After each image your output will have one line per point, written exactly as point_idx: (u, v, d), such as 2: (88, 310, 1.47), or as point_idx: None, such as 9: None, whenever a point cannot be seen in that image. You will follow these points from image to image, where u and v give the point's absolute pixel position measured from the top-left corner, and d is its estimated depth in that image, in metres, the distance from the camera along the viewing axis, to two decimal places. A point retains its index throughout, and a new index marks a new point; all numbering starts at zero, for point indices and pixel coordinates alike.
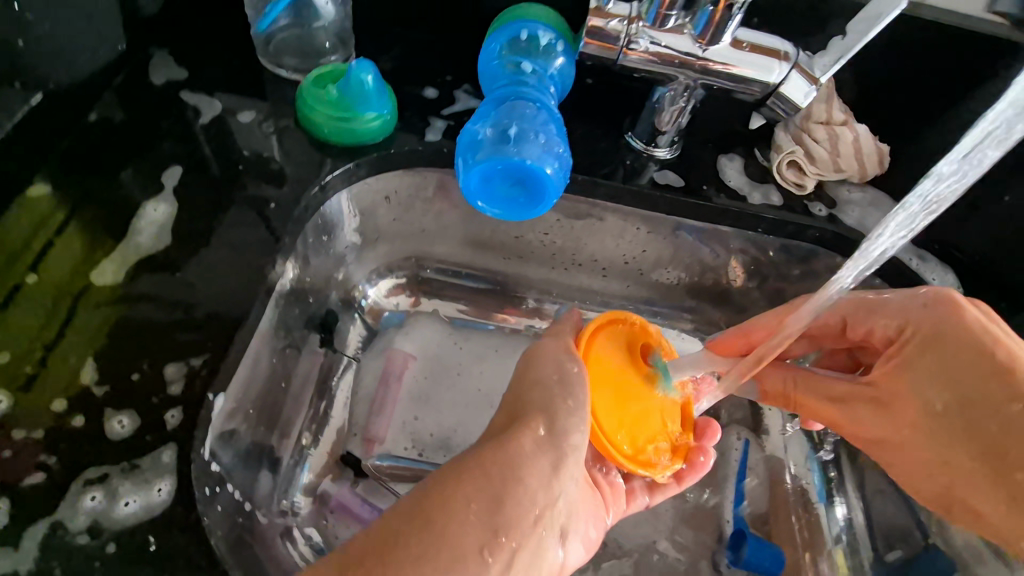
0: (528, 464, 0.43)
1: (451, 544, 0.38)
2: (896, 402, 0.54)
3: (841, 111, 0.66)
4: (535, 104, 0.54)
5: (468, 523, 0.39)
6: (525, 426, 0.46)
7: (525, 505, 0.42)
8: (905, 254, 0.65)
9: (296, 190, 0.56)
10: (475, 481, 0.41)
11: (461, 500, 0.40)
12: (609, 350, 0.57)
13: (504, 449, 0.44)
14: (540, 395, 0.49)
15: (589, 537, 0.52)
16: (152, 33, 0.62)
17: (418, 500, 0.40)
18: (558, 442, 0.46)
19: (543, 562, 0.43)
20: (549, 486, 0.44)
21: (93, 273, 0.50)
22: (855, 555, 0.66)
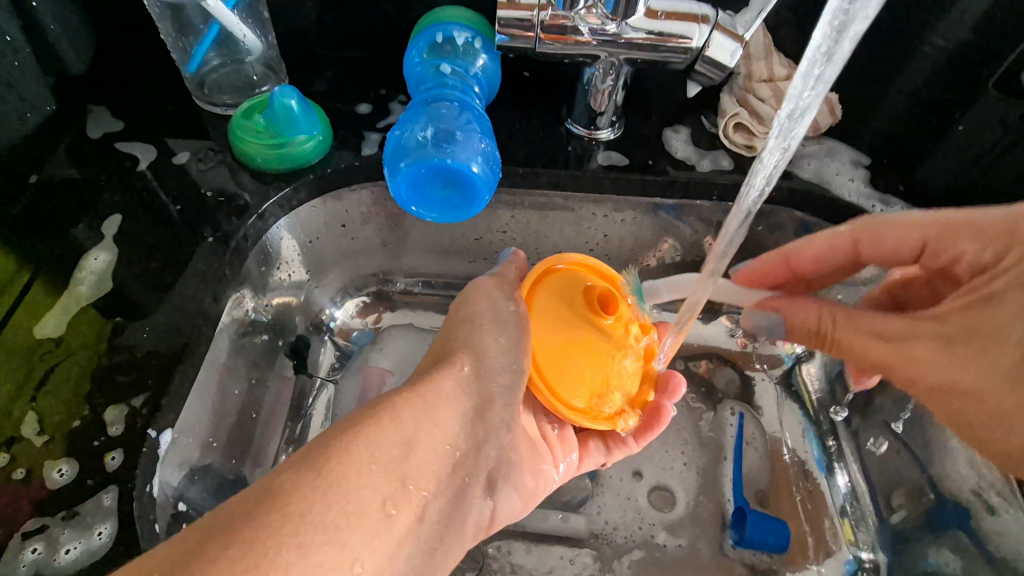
0: (442, 407, 0.46)
1: (358, 491, 0.37)
2: (981, 338, 0.46)
3: (782, 65, 0.64)
4: (456, 104, 0.54)
5: (373, 469, 0.39)
6: (447, 368, 0.50)
7: (434, 451, 0.44)
8: (868, 201, 0.63)
9: (234, 222, 0.57)
10: (387, 427, 0.42)
11: (368, 444, 0.40)
12: (554, 298, 0.56)
13: (417, 394, 0.46)
14: (468, 337, 0.53)
15: (527, 489, 0.54)
16: (87, 91, 0.64)
17: (314, 453, 0.38)
18: (480, 382, 0.50)
19: (456, 507, 0.46)
20: (466, 429, 0.48)
21: (36, 327, 0.52)
22: (861, 523, 0.63)
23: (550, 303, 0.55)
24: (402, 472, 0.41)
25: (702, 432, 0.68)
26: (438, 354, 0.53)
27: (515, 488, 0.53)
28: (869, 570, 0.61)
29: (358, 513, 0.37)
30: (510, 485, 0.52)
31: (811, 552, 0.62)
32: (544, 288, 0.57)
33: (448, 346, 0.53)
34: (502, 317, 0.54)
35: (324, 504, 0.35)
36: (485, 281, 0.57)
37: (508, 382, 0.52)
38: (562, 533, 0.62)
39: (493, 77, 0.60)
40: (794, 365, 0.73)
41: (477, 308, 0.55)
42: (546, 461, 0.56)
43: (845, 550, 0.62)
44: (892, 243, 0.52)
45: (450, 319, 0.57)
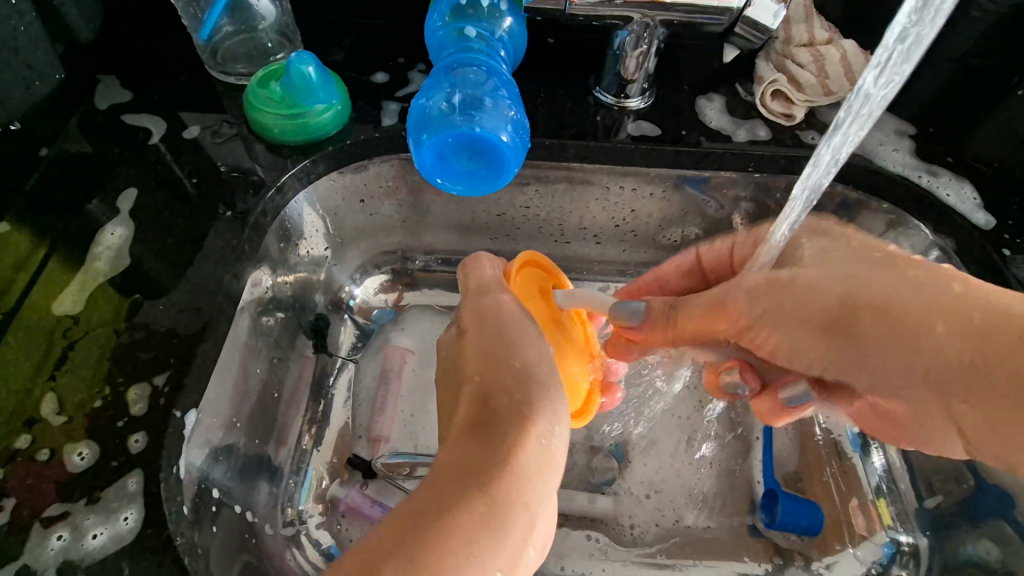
0: (536, 483, 0.39)
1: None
2: (804, 309, 0.43)
3: (824, 30, 0.61)
4: (482, 69, 0.52)
5: (470, 574, 0.33)
6: (529, 430, 0.40)
7: (523, 531, 0.37)
8: (913, 172, 0.61)
9: (253, 197, 0.56)
10: (481, 512, 0.35)
11: (465, 541, 0.34)
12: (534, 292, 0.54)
13: (512, 466, 0.38)
14: (540, 386, 0.43)
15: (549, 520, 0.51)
16: (98, 60, 0.62)
17: (403, 543, 0.33)
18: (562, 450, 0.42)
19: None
20: (549, 503, 0.40)
21: (54, 304, 0.51)
22: (898, 503, 0.62)
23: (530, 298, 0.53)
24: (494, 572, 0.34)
25: (733, 416, 0.65)
26: (509, 393, 0.42)
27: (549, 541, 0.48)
28: (909, 554, 0.59)
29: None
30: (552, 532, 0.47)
31: (846, 535, 0.61)
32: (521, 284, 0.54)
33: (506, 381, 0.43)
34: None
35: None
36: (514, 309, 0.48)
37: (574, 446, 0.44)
38: (590, 514, 0.60)
39: (518, 40, 0.57)
40: None
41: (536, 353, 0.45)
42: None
43: (881, 533, 0.60)
44: (720, 240, 0.53)
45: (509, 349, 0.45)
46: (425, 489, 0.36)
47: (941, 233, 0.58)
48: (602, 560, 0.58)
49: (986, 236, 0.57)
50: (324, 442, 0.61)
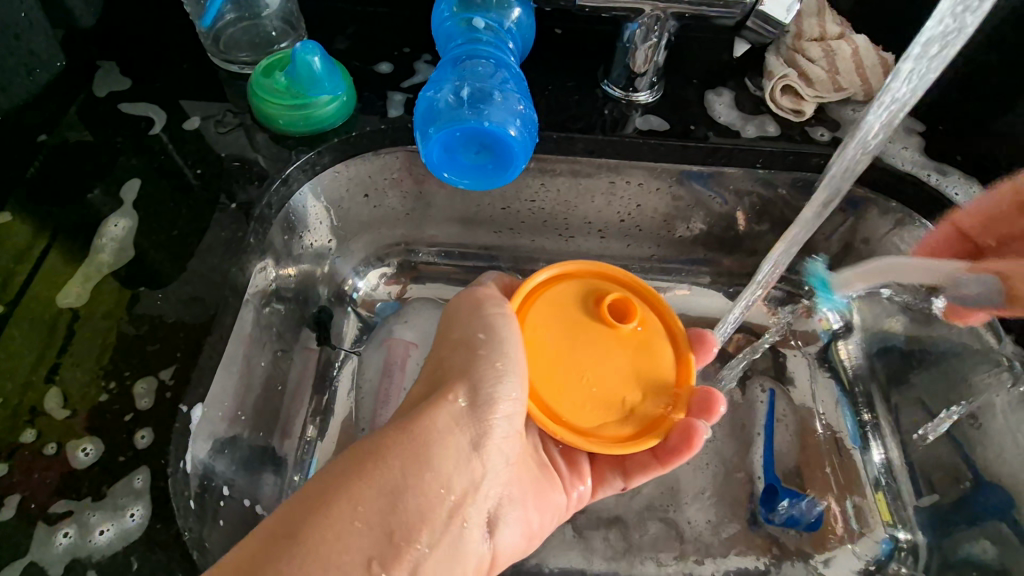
0: (441, 447, 0.42)
1: (337, 560, 0.34)
2: None
3: (835, 25, 0.61)
4: (491, 61, 0.51)
5: (359, 529, 0.36)
6: (439, 401, 0.44)
7: (427, 496, 0.39)
8: (922, 170, 0.61)
9: (258, 188, 0.55)
10: (372, 477, 0.38)
11: (352, 501, 0.37)
12: (563, 310, 0.53)
13: (411, 432, 0.42)
14: (460, 356, 0.47)
15: (532, 527, 0.50)
16: (98, 47, 0.61)
17: (295, 509, 0.36)
18: (477, 416, 0.44)
19: (466, 552, 0.42)
20: (463, 469, 0.42)
21: (58, 297, 0.50)
22: (897, 499, 0.61)
23: (553, 317, 0.52)
24: (387, 529, 0.37)
25: (735, 412, 0.65)
26: (430, 382, 0.47)
27: (514, 522, 0.48)
28: (907, 550, 0.58)
29: None
30: (530, 534, 0.50)
31: (846, 532, 0.60)
32: (548, 299, 0.53)
33: (440, 370, 0.48)
34: (500, 336, 0.47)
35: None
36: (472, 296, 0.51)
37: (505, 414, 0.46)
38: (590, 509, 0.60)
39: (526, 32, 0.56)
40: (831, 341, 0.69)
41: (467, 330, 0.48)
42: (555, 489, 0.53)
43: (880, 528, 0.60)
44: (936, 243, 0.57)
45: (447, 332, 0.51)
46: (329, 465, 0.40)
47: None
48: (601, 553, 0.58)
49: None
50: (328, 434, 0.60)
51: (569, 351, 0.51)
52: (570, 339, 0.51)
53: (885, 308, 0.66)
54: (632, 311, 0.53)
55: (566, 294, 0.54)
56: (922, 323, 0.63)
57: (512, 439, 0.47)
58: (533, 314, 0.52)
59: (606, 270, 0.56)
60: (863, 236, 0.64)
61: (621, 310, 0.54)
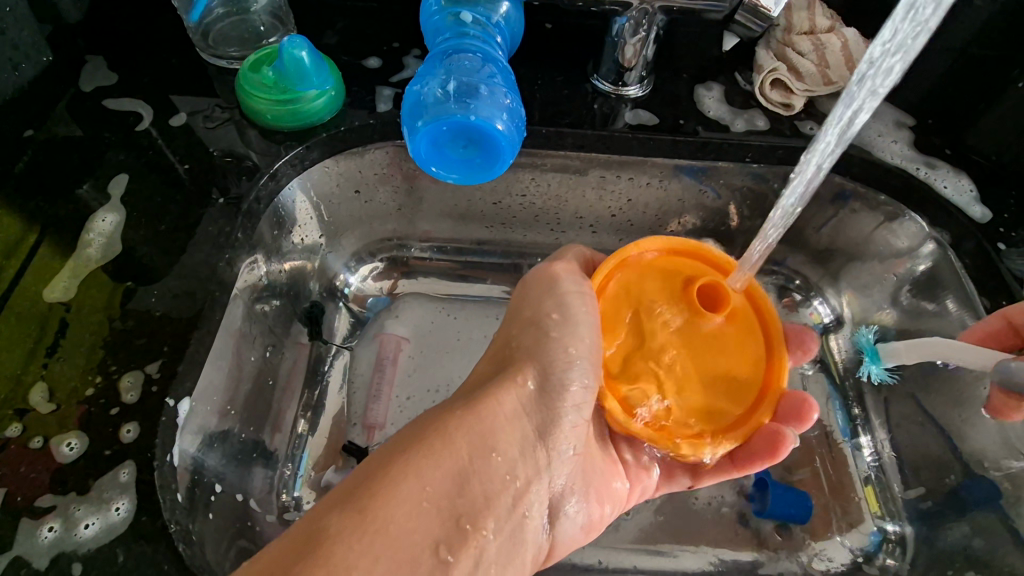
0: (506, 432, 0.42)
1: (407, 541, 0.34)
2: None
3: (826, 17, 0.60)
4: (478, 56, 0.51)
5: (426, 510, 0.36)
6: (507, 385, 0.44)
7: (492, 483, 0.40)
8: (911, 164, 0.61)
9: (247, 184, 0.55)
10: (441, 457, 0.38)
11: (421, 480, 0.36)
12: (650, 299, 0.50)
13: (478, 416, 0.41)
14: (530, 337, 0.47)
15: (590, 518, 0.49)
16: (87, 42, 0.61)
17: (365, 487, 0.36)
18: (545, 402, 0.45)
19: (524, 542, 0.42)
20: (527, 457, 0.43)
21: (45, 291, 0.50)
22: (887, 492, 0.61)
23: (636, 306, 0.50)
24: (454, 511, 0.37)
25: None
26: (498, 363, 0.48)
27: (575, 514, 0.48)
28: (895, 542, 0.58)
29: (409, 566, 0.33)
30: (586, 527, 0.49)
31: (834, 523, 0.60)
32: (633, 286, 0.51)
33: (509, 351, 0.48)
34: (573, 318, 0.47)
35: (370, 556, 0.32)
36: (547, 270, 0.50)
37: (575, 403, 0.46)
38: None
39: (515, 26, 0.56)
40: (821, 335, 0.69)
41: (538, 310, 0.48)
42: (620, 478, 0.52)
43: (869, 521, 0.60)
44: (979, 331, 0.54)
45: (516, 313, 0.50)
46: (393, 444, 0.39)
47: (938, 225, 0.59)
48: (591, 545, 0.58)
49: (981, 228, 0.58)
50: (319, 428, 0.60)
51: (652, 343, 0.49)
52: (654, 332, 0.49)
53: (875, 301, 0.66)
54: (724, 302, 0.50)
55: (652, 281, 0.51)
56: (915, 315, 0.62)
57: (581, 429, 0.47)
58: (614, 302, 0.50)
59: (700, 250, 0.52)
60: (850, 230, 0.64)
61: (712, 300, 0.51)
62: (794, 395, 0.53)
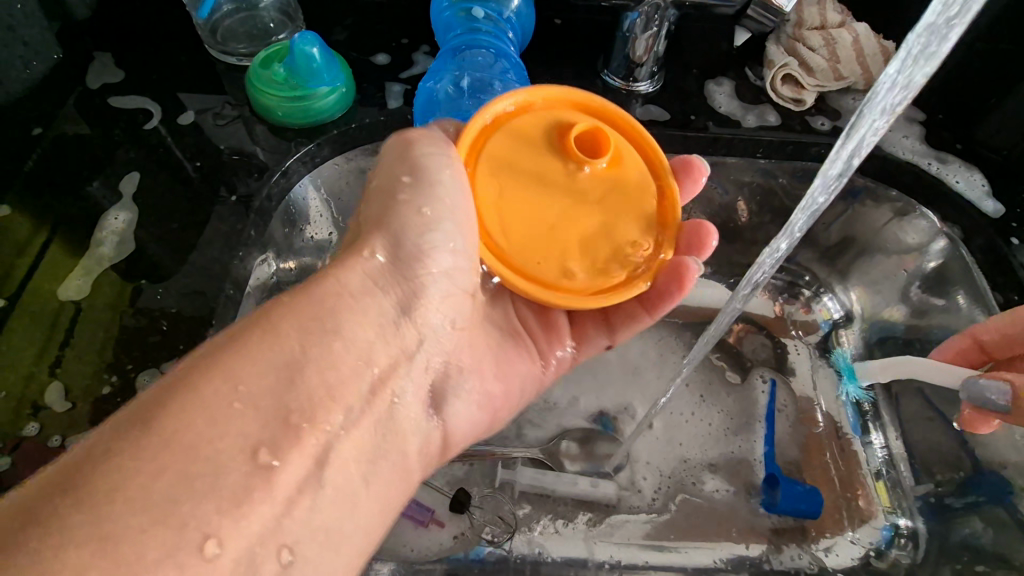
0: (351, 313, 0.35)
1: (212, 446, 0.27)
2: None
3: (836, 13, 0.60)
4: (491, 51, 0.51)
5: (239, 411, 0.28)
6: (353, 264, 0.37)
7: (336, 370, 0.33)
8: (923, 158, 0.61)
9: (258, 181, 0.55)
10: (260, 348, 0.31)
11: (232, 380, 0.29)
12: (522, 146, 0.43)
13: (312, 297, 0.34)
14: (381, 207, 0.40)
15: (485, 399, 0.46)
16: (95, 40, 0.61)
17: (144, 400, 0.28)
18: (401, 273, 0.38)
19: (399, 429, 0.37)
20: (387, 339, 0.37)
21: (58, 290, 0.50)
22: (898, 487, 0.60)
23: (510, 161, 0.43)
24: (280, 406, 0.30)
25: (738, 401, 0.66)
26: (345, 245, 0.40)
27: (469, 395, 0.44)
28: (907, 536, 0.57)
29: (213, 476, 0.26)
30: (481, 412, 0.46)
31: (845, 517, 0.59)
32: (502, 142, 0.43)
33: (359, 227, 0.41)
34: (430, 177, 0.39)
35: (154, 471, 0.25)
36: (402, 136, 0.41)
37: (442, 271, 0.40)
38: (592, 499, 0.59)
39: (525, 22, 0.55)
40: (830, 331, 0.69)
41: (389, 177, 0.40)
42: (522, 357, 0.50)
43: (881, 516, 0.59)
44: (950, 351, 0.56)
45: (368, 188, 0.42)
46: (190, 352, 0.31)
47: (948, 220, 0.59)
48: (603, 541, 0.57)
49: (994, 223, 0.58)
50: None
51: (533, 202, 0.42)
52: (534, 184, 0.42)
53: (885, 297, 0.66)
54: (603, 143, 0.44)
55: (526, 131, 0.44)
56: (922, 312, 0.63)
57: (455, 298, 0.42)
58: (482, 164, 0.42)
59: (567, 96, 0.46)
60: (862, 225, 0.64)
61: (588, 143, 0.45)
62: (689, 226, 0.48)
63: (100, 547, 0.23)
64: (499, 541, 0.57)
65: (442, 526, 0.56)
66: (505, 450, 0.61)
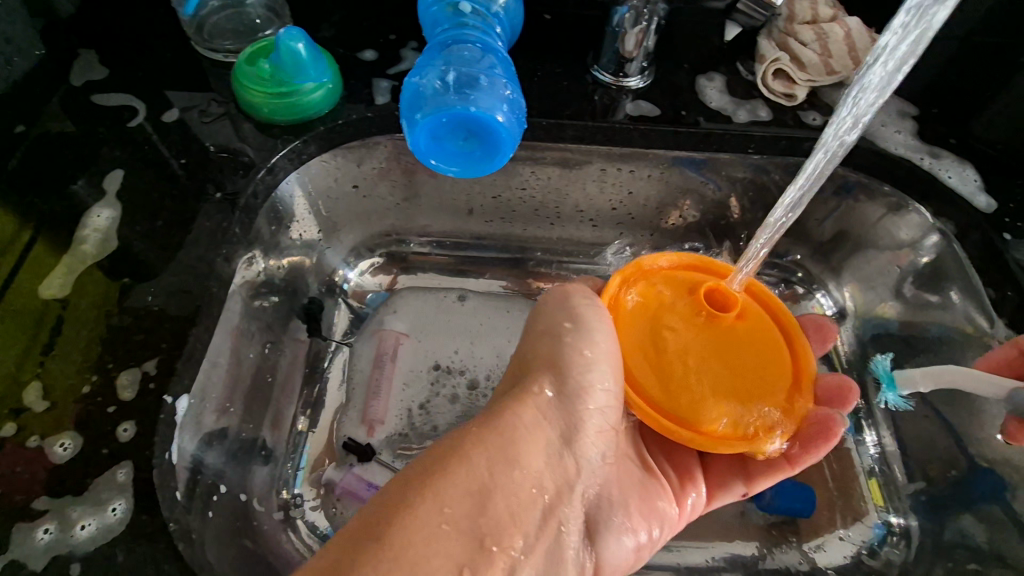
0: (524, 445, 0.41)
1: (428, 565, 0.32)
2: None
3: (828, 7, 0.60)
4: (477, 46, 0.50)
5: (447, 531, 0.34)
6: (525, 402, 0.44)
7: (515, 496, 0.38)
8: (915, 153, 0.61)
9: (243, 178, 0.54)
10: (458, 475, 0.37)
11: (440, 502, 0.35)
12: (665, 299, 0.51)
13: (498, 431, 0.41)
14: (547, 347, 0.46)
15: (635, 549, 0.47)
16: (80, 37, 0.60)
17: (381, 506, 0.35)
18: (564, 408, 0.44)
19: (562, 561, 0.40)
20: (552, 464, 0.42)
21: (40, 288, 0.50)
22: (890, 484, 0.60)
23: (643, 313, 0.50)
24: (478, 529, 0.35)
25: None
26: (515, 376, 0.47)
27: (621, 534, 0.46)
28: (899, 534, 0.57)
29: None
30: (624, 564, 0.47)
31: (838, 515, 0.59)
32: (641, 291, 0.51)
33: (525, 363, 0.47)
34: (587, 324, 0.46)
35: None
36: (561, 288, 0.50)
37: (595, 408, 0.45)
38: None
39: (514, 17, 0.56)
40: None
41: (552, 322, 0.47)
42: (661, 496, 0.50)
43: (872, 513, 0.59)
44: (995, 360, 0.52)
45: (527, 335, 0.49)
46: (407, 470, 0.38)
47: (943, 216, 0.58)
48: None
49: (988, 218, 0.58)
50: (319, 425, 0.60)
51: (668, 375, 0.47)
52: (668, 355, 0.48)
53: (878, 293, 0.65)
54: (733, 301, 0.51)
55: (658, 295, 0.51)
56: (917, 308, 0.62)
57: (606, 434, 0.47)
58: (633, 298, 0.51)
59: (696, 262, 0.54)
60: (855, 220, 0.64)
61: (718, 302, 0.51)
62: (832, 378, 0.53)
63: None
64: None
65: None
66: None
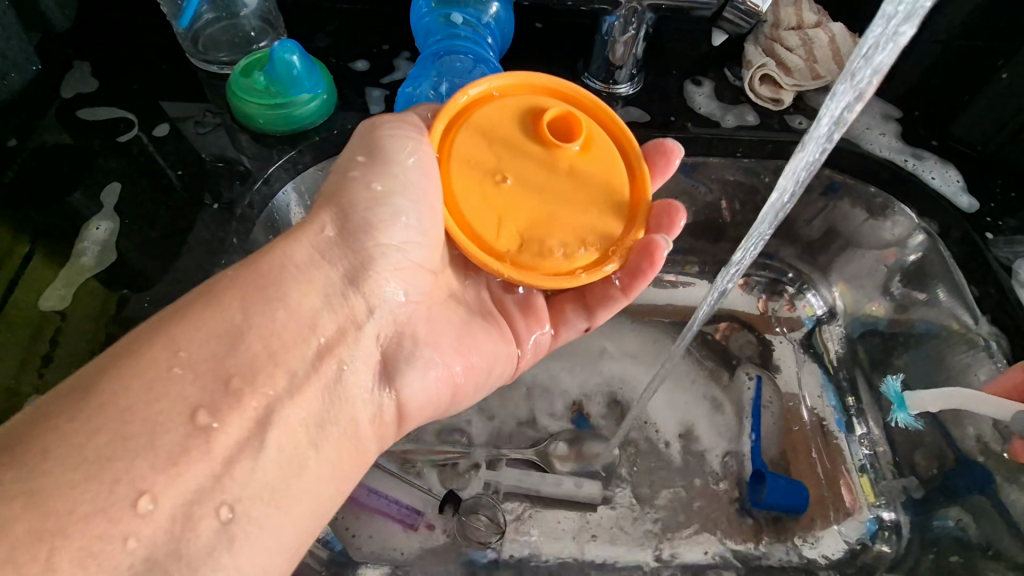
0: (297, 282, 0.37)
1: (147, 409, 0.30)
2: None
3: (812, 13, 0.61)
4: (469, 57, 0.52)
5: (176, 374, 0.31)
6: (296, 239, 0.38)
7: (274, 332, 0.35)
8: (900, 155, 0.62)
9: (240, 189, 0.55)
10: (203, 319, 0.34)
11: (172, 347, 0.32)
12: (501, 128, 0.44)
13: (262, 266, 0.37)
14: (334, 182, 0.41)
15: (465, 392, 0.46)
16: (78, 50, 0.61)
17: (98, 363, 0.31)
18: (349, 245, 0.39)
19: (343, 397, 0.38)
20: (334, 306, 0.38)
21: (38, 301, 0.50)
22: (882, 481, 0.60)
23: (476, 161, 0.43)
24: (219, 371, 0.33)
25: (723, 399, 0.64)
26: None
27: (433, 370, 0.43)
28: (891, 529, 0.58)
29: (147, 436, 0.29)
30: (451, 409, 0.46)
31: (831, 512, 0.59)
32: (480, 122, 0.44)
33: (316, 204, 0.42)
34: (380, 157, 0.41)
35: (90, 430, 0.28)
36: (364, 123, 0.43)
37: (395, 244, 0.41)
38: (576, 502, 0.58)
39: (506, 26, 0.55)
40: (815, 326, 0.69)
41: (345, 156, 0.42)
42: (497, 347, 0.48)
43: (865, 509, 0.59)
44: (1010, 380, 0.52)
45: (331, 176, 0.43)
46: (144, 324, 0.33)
47: (926, 216, 0.60)
48: (592, 541, 0.57)
49: (970, 219, 0.59)
50: None
51: (523, 215, 0.43)
52: (510, 192, 0.43)
53: (866, 293, 0.66)
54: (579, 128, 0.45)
55: (495, 120, 0.45)
56: (905, 306, 0.63)
57: (414, 271, 0.42)
58: (464, 130, 0.44)
59: (546, 83, 0.47)
60: (843, 219, 0.64)
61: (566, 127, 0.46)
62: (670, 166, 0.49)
63: (30, 502, 0.26)
64: (490, 543, 0.55)
65: (433, 529, 0.56)
66: (498, 448, 0.61)
